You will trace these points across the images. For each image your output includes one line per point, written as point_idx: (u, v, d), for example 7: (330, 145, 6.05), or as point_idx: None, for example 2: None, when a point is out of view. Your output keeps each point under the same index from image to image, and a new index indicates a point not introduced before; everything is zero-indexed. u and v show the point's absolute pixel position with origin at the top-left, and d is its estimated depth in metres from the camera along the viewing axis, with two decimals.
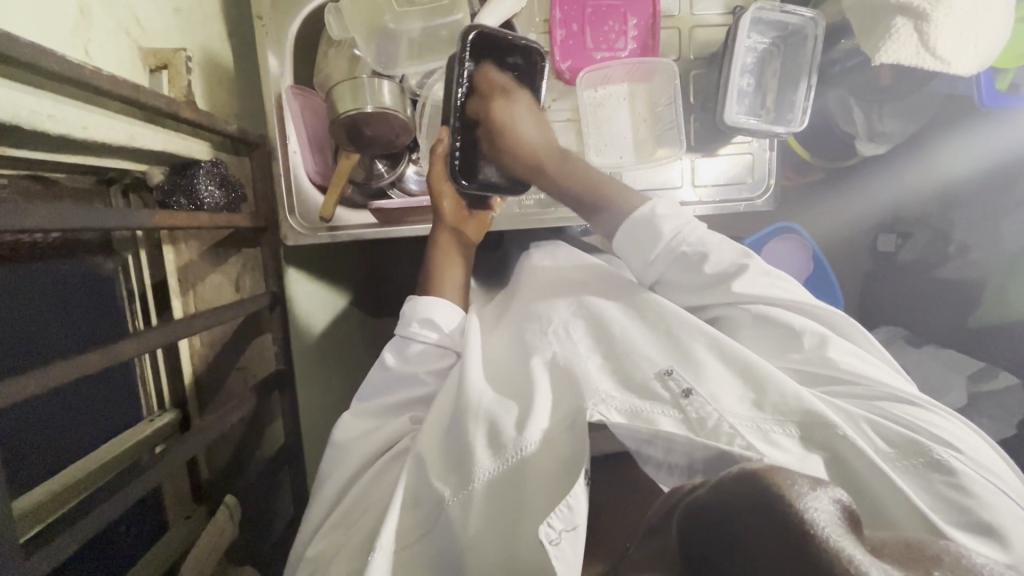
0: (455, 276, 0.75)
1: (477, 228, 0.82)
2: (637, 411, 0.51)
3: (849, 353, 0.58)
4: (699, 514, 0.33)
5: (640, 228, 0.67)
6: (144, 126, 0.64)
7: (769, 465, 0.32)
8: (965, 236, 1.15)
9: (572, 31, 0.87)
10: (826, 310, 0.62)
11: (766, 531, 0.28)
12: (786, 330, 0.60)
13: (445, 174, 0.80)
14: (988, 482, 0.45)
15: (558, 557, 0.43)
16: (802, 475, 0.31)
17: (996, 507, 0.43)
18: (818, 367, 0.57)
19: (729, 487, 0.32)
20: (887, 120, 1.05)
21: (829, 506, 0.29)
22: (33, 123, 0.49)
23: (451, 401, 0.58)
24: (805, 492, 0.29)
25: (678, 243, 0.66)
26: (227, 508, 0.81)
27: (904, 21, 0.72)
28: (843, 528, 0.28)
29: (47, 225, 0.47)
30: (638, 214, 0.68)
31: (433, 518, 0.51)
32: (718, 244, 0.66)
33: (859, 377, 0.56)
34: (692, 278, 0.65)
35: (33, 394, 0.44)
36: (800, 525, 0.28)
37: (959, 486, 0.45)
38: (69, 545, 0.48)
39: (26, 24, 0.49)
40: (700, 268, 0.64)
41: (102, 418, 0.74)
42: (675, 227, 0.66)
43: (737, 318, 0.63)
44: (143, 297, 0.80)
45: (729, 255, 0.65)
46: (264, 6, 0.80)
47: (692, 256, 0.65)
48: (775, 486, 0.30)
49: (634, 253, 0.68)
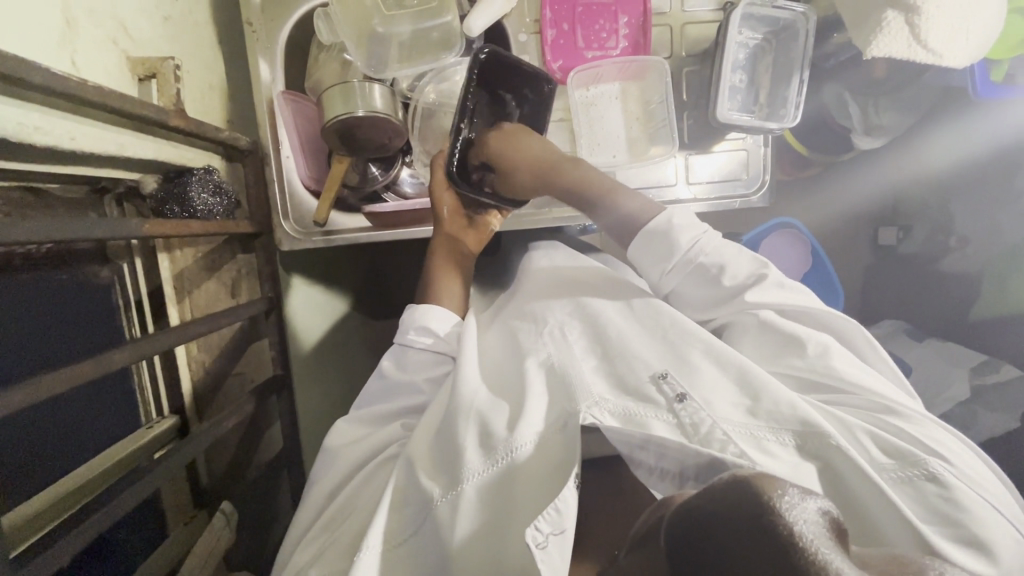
0: (452, 287, 0.75)
1: (477, 238, 0.81)
2: (630, 415, 0.51)
3: (848, 361, 0.58)
4: (684, 521, 0.33)
5: (654, 238, 0.67)
6: (135, 136, 0.65)
7: (758, 473, 0.32)
8: (966, 228, 1.14)
9: (563, 31, 0.87)
10: (833, 317, 0.62)
11: (750, 539, 0.29)
12: (787, 336, 0.60)
13: (447, 180, 0.80)
14: (979, 497, 0.46)
15: (545, 560, 0.43)
16: (790, 483, 0.31)
17: (986, 522, 0.44)
18: (819, 371, 0.57)
19: (716, 492, 0.32)
20: (883, 114, 1.04)
21: (817, 516, 0.29)
22: (21, 135, 0.49)
23: (443, 406, 0.58)
24: (792, 501, 0.29)
25: (694, 254, 0.66)
26: (223, 514, 0.81)
27: (895, 14, 0.71)
28: (831, 539, 0.29)
29: (37, 236, 0.47)
30: (652, 224, 0.68)
31: (420, 520, 0.51)
32: (734, 255, 0.66)
33: (855, 384, 0.56)
34: (708, 290, 0.66)
35: (28, 404, 0.44)
36: (787, 535, 0.28)
37: (952, 502, 0.45)
38: (63, 554, 0.48)
39: (15, 40, 0.49)
40: (717, 278, 0.65)
41: (99, 426, 0.75)
42: (694, 237, 0.66)
43: (745, 323, 0.63)
44: (138, 305, 0.80)
45: (747, 267, 0.66)
46: (254, 13, 0.81)
47: (709, 267, 0.66)
48: (763, 495, 0.30)
49: (650, 261, 0.68)
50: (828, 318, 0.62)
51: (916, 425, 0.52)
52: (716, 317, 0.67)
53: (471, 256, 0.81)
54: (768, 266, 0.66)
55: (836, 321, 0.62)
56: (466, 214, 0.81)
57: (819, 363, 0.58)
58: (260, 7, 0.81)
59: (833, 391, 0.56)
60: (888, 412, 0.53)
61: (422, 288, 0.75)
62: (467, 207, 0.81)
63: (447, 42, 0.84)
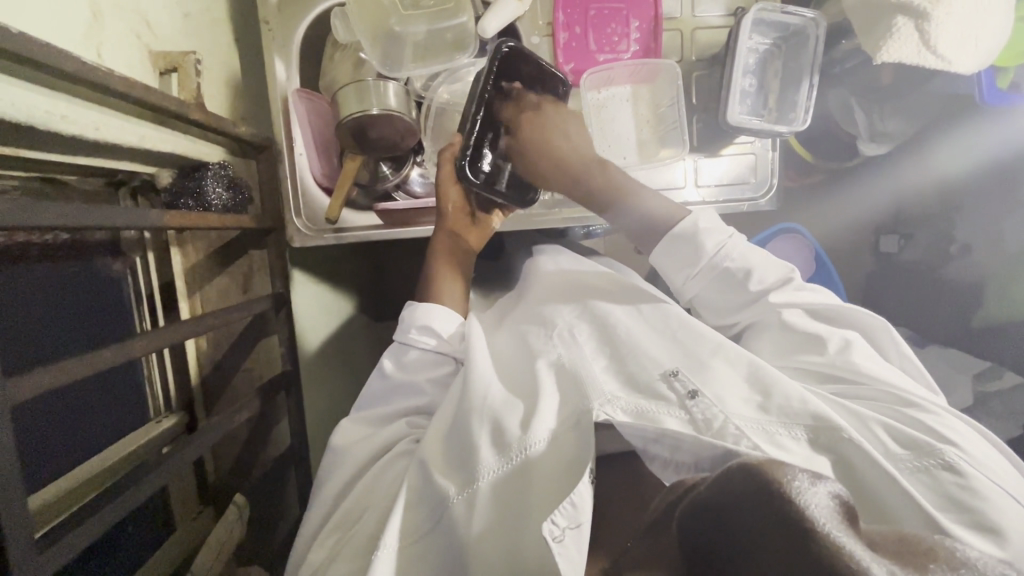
0: (453, 285, 0.75)
1: (479, 235, 0.82)
2: (642, 411, 0.51)
3: (868, 357, 0.59)
4: (699, 509, 0.34)
5: (679, 244, 0.68)
6: (154, 127, 0.65)
7: (769, 459, 0.33)
8: (968, 236, 1.16)
9: (575, 34, 0.88)
10: (854, 313, 0.63)
11: (770, 526, 0.29)
12: (808, 335, 0.61)
13: (455, 174, 0.79)
14: (996, 485, 0.45)
15: (562, 553, 0.43)
16: (801, 469, 0.31)
17: (1003, 507, 0.43)
18: (837, 369, 0.58)
19: (724, 479, 0.33)
20: (888, 120, 1.06)
21: (827, 499, 0.30)
22: (48, 123, 0.50)
23: (455, 403, 0.58)
24: (804, 487, 0.30)
25: (720, 258, 0.67)
26: (236, 507, 0.81)
27: (905, 20, 0.72)
28: (839, 518, 0.29)
29: (59, 222, 0.47)
30: (678, 229, 0.68)
31: (436, 515, 0.51)
32: (762, 259, 0.67)
33: (872, 379, 0.56)
34: (733, 293, 0.67)
35: (49, 388, 0.44)
36: (798, 517, 0.28)
37: (968, 488, 0.45)
38: (81, 540, 0.48)
39: (44, 30, 0.50)
40: (743, 283, 0.66)
41: (110, 419, 0.74)
42: (723, 240, 0.67)
43: (768, 322, 0.65)
44: (150, 298, 0.80)
45: (774, 272, 0.66)
46: (270, 11, 0.82)
47: (737, 269, 0.67)
48: (776, 482, 0.30)
49: (677, 265, 0.69)
50: (857, 317, 0.62)
51: (935, 416, 0.52)
52: (740, 318, 0.68)
53: (471, 252, 0.81)
54: (794, 272, 0.67)
55: (858, 316, 0.63)
56: (471, 212, 0.81)
57: (837, 359, 0.58)
58: (277, 5, 0.82)
59: (851, 385, 0.57)
60: (905, 403, 0.54)
61: (421, 284, 0.75)
62: (472, 202, 0.81)
63: (460, 43, 0.85)
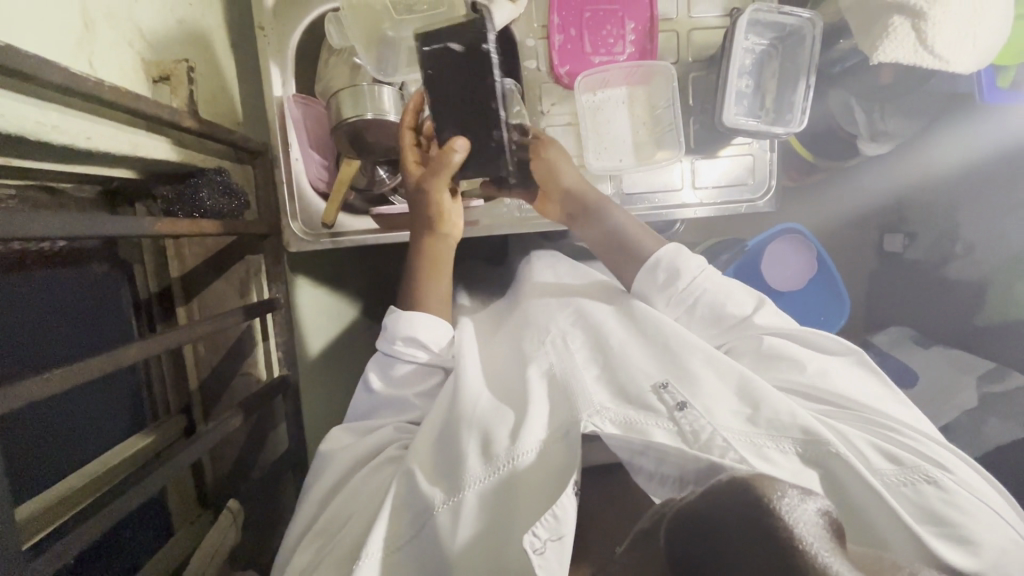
0: (438, 288, 0.72)
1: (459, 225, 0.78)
2: (631, 422, 0.51)
3: (848, 376, 0.59)
4: (681, 524, 0.33)
5: (660, 268, 0.68)
6: (147, 135, 0.65)
7: (759, 472, 0.32)
8: (971, 235, 1.13)
9: (570, 36, 0.87)
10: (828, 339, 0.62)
11: (748, 541, 0.29)
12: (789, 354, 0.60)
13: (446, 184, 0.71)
14: (978, 500, 0.47)
15: (543, 566, 0.43)
16: (790, 484, 0.31)
17: (983, 524, 0.45)
18: (819, 388, 0.58)
19: (709, 495, 0.33)
20: (889, 119, 1.04)
21: (816, 516, 0.29)
22: (39, 134, 0.50)
23: (444, 413, 0.58)
24: (793, 504, 0.30)
25: (695, 285, 0.66)
26: (229, 512, 0.80)
27: (902, 20, 0.72)
28: (830, 539, 0.29)
29: (49, 234, 0.47)
30: (661, 252, 0.68)
31: (422, 526, 0.51)
32: (735, 287, 0.67)
33: (853, 399, 0.57)
34: (713, 320, 0.66)
35: (40, 397, 0.44)
36: (785, 535, 0.28)
37: (951, 505, 0.46)
38: (73, 545, 0.48)
39: (38, 43, 0.51)
40: (722, 309, 0.65)
41: (103, 426, 0.75)
42: (699, 267, 0.67)
43: (745, 346, 0.64)
44: (147, 304, 0.81)
45: (747, 300, 0.66)
46: (266, 17, 0.82)
47: (713, 297, 0.66)
48: (765, 498, 0.30)
49: (653, 290, 0.68)
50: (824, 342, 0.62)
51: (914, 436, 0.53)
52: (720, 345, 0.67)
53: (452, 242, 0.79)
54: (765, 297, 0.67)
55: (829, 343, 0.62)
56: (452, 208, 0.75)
57: (818, 378, 0.58)
58: (272, 11, 0.82)
59: (830, 403, 0.57)
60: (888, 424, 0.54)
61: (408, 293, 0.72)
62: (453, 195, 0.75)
63: None
